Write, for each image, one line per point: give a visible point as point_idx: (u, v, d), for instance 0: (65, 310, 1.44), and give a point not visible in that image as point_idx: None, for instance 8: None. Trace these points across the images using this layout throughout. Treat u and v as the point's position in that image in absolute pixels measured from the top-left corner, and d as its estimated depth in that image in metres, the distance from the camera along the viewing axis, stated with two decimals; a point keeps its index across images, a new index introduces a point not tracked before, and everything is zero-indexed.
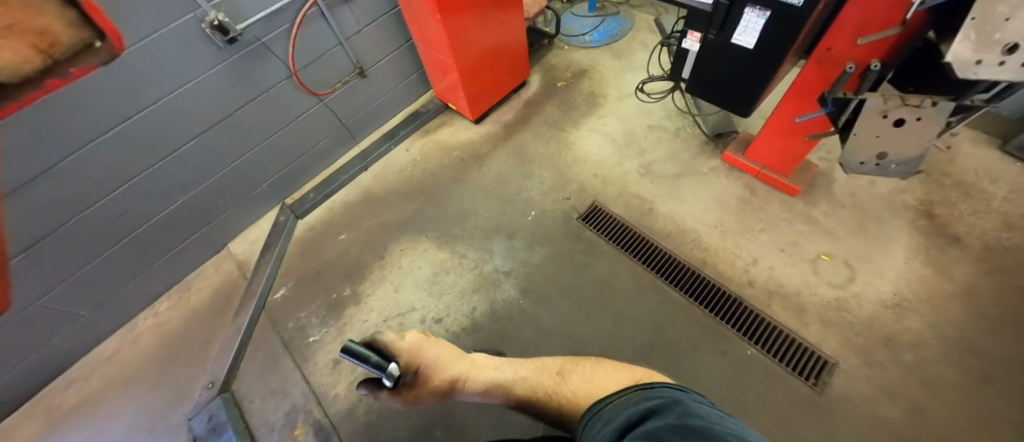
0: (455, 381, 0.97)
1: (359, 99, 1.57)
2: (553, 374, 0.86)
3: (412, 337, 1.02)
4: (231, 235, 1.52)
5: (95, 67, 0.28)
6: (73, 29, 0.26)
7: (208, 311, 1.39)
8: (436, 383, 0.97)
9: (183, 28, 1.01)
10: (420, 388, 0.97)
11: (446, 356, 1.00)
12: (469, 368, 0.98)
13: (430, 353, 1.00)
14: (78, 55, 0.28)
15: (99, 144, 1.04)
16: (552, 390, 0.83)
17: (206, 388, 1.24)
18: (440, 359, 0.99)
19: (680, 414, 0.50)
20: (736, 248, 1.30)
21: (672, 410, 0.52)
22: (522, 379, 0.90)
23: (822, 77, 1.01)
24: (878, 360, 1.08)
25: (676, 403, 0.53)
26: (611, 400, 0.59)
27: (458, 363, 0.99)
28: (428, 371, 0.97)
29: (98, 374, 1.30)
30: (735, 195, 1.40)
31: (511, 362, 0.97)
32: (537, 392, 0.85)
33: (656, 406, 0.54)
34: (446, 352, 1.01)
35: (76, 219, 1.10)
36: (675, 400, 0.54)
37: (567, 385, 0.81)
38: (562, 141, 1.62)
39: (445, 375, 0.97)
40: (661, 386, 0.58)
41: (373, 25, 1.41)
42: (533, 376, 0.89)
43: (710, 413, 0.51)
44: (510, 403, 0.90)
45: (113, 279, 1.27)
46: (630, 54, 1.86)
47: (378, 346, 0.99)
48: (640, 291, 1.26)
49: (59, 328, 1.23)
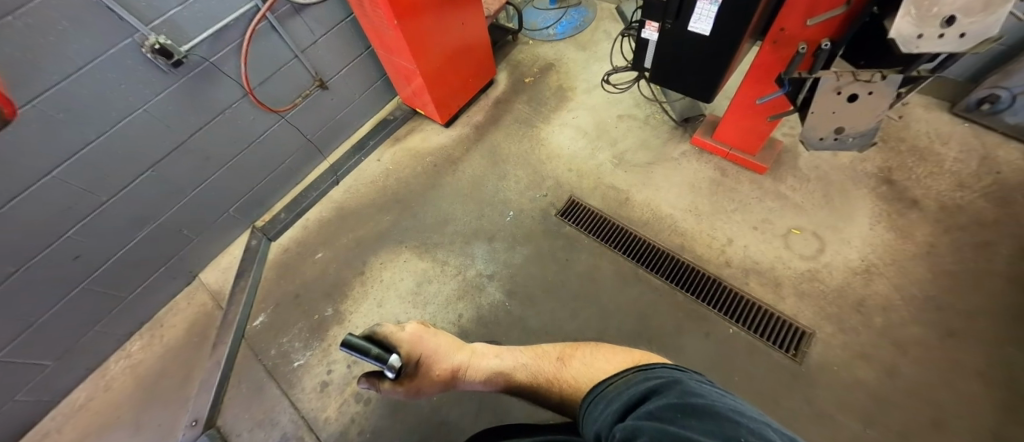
0: (457, 371, 0.91)
1: (322, 112, 1.52)
2: (554, 359, 0.78)
3: (412, 327, 0.95)
4: (201, 264, 1.46)
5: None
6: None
7: (185, 346, 1.34)
8: (437, 374, 0.90)
9: (121, 54, 0.96)
10: (420, 380, 0.89)
11: (447, 346, 0.94)
12: (471, 356, 0.91)
13: (431, 344, 0.93)
14: None
15: (41, 185, 0.98)
16: (552, 377, 0.74)
17: (189, 426, 1.19)
18: (441, 349, 0.93)
19: (681, 393, 0.45)
20: (712, 230, 1.33)
21: (672, 388, 0.47)
22: (523, 366, 0.82)
23: (779, 57, 1.04)
24: (850, 326, 1.13)
25: (676, 381, 0.49)
26: (611, 381, 0.56)
27: (459, 353, 0.93)
28: (429, 362, 0.90)
29: (71, 425, 1.24)
30: (706, 178, 1.43)
31: (513, 350, 0.90)
32: (538, 378, 0.77)
33: (656, 386, 0.49)
34: (447, 343, 0.95)
35: (26, 267, 1.04)
36: (675, 379, 0.50)
37: (567, 370, 0.73)
38: (534, 137, 1.61)
39: (446, 365, 0.91)
40: (661, 367, 0.54)
41: (329, 34, 1.37)
42: (534, 363, 0.81)
43: (710, 391, 0.46)
44: (510, 390, 0.82)
45: (74, 324, 1.21)
46: (594, 44, 1.86)
47: (376, 338, 0.92)
48: (623, 281, 1.28)
49: (22, 382, 1.16)
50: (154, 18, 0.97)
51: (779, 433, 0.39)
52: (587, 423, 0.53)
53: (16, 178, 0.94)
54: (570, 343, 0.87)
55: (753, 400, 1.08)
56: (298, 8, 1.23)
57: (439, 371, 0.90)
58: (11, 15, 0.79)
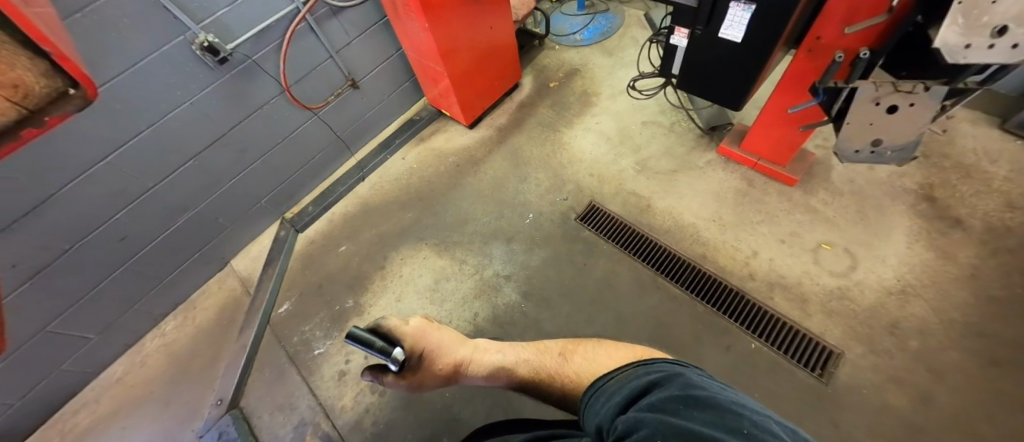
0: (459, 365, 0.92)
1: (352, 110, 1.57)
2: (556, 355, 0.77)
3: (417, 322, 0.96)
4: (232, 251, 1.52)
5: (71, 116, 0.29)
6: (48, 80, 0.27)
7: (215, 328, 1.40)
8: (439, 368, 0.92)
9: (173, 51, 1.02)
10: (422, 373, 0.91)
11: (451, 340, 0.96)
12: (474, 351, 0.92)
13: (434, 338, 0.95)
14: (53, 103, 0.28)
15: (95, 170, 1.05)
16: (554, 372, 0.73)
17: (215, 406, 1.25)
18: (444, 344, 0.94)
19: (682, 386, 0.45)
20: (736, 242, 1.29)
21: (673, 381, 0.47)
22: (525, 362, 0.82)
23: (814, 66, 1.01)
24: (883, 348, 1.08)
25: (677, 375, 0.48)
26: (612, 376, 0.55)
27: (461, 347, 0.94)
28: (433, 355, 0.92)
29: (108, 396, 1.31)
30: (732, 188, 1.40)
31: (516, 346, 0.91)
32: (539, 374, 0.76)
33: (657, 379, 0.49)
34: (451, 338, 0.97)
35: (77, 246, 1.11)
36: (675, 372, 0.50)
37: (569, 366, 0.71)
38: (557, 141, 1.62)
39: (449, 359, 0.93)
40: (662, 362, 0.54)
41: (362, 36, 1.42)
42: (535, 358, 0.81)
43: (711, 384, 0.46)
44: (511, 385, 0.82)
45: (117, 302, 1.28)
46: (621, 50, 1.86)
47: (381, 331, 0.94)
48: (641, 289, 1.26)
49: (68, 353, 1.24)
50: (205, 18, 1.03)
51: (780, 424, 0.39)
52: (588, 417, 0.53)
53: (75, 164, 1.01)
54: (575, 339, 0.87)
55: None
56: (336, 10, 1.29)
57: (441, 366, 0.92)
58: (80, 13, 0.86)
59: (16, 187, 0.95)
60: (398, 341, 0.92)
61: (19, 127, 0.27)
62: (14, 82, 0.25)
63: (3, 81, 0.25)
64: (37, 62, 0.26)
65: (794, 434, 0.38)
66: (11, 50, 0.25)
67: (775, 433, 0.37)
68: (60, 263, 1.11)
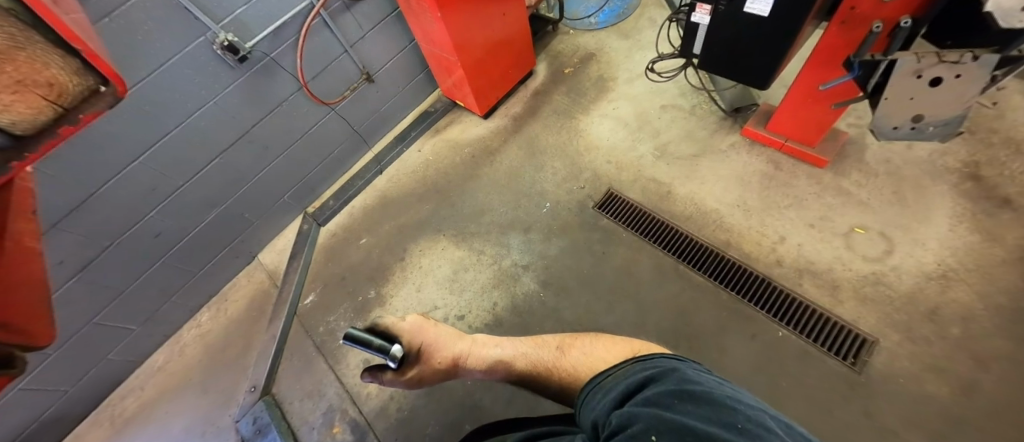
0: (458, 359, 0.90)
1: (368, 105, 1.58)
2: (553, 348, 0.76)
3: (413, 319, 0.97)
4: (260, 246, 1.57)
5: (103, 112, 0.29)
6: (79, 78, 0.27)
7: (245, 319, 1.46)
8: (437, 363, 0.90)
9: (195, 52, 1.05)
10: (421, 368, 0.90)
11: (448, 336, 0.95)
12: (471, 345, 0.91)
13: (432, 334, 0.94)
14: (85, 101, 0.28)
15: (129, 171, 1.10)
16: (550, 366, 0.72)
17: (249, 392, 1.30)
18: (442, 339, 0.93)
19: (679, 381, 0.44)
20: (762, 227, 1.25)
21: (670, 375, 0.46)
22: (523, 355, 0.80)
23: (847, 39, 0.95)
24: (921, 335, 1.03)
25: (674, 370, 0.48)
26: (610, 372, 0.54)
27: (459, 342, 0.93)
28: (429, 350, 0.91)
29: (151, 383, 1.39)
30: (758, 171, 1.34)
31: (515, 340, 0.89)
32: (537, 367, 0.75)
33: (653, 374, 0.48)
34: (448, 333, 0.95)
35: (115, 243, 1.17)
36: (672, 367, 0.49)
37: (566, 359, 0.71)
38: (573, 129, 1.59)
39: (448, 353, 0.91)
40: (660, 358, 0.53)
41: (375, 29, 1.42)
42: (533, 351, 0.79)
43: (708, 380, 0.45)
44: (510, 378, 0.80)
45: (155, 296, 1.35)
46: (638, 32, 1.80)
47: (379, 329, 0.96)
48: (662, 277, 1.24)
49: (114, 343, 1.32)
50: (223, 17, 1.06)
51: (776, 419, 0.38)
52: (585, 412, 0.52)
53: (109, 166, 1.06)
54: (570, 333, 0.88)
55: (804, 411, 1.01)
56: (349, 4, 1.30)
57: (438, 361, 0.90)
58: (107, 17, 0.89)
59: (57, 188, 1.01)
60: (396, 339, 0.92)
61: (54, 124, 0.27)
62: (51, 82, 0.25)
63: (39, 80, 0.25)
64: (68, 60, 0.26)
65: (790, 430, 0.38)
66: (45, 50, 0.25)
67: (771, 429, 0.36)
68: (103, 259, 1.17)
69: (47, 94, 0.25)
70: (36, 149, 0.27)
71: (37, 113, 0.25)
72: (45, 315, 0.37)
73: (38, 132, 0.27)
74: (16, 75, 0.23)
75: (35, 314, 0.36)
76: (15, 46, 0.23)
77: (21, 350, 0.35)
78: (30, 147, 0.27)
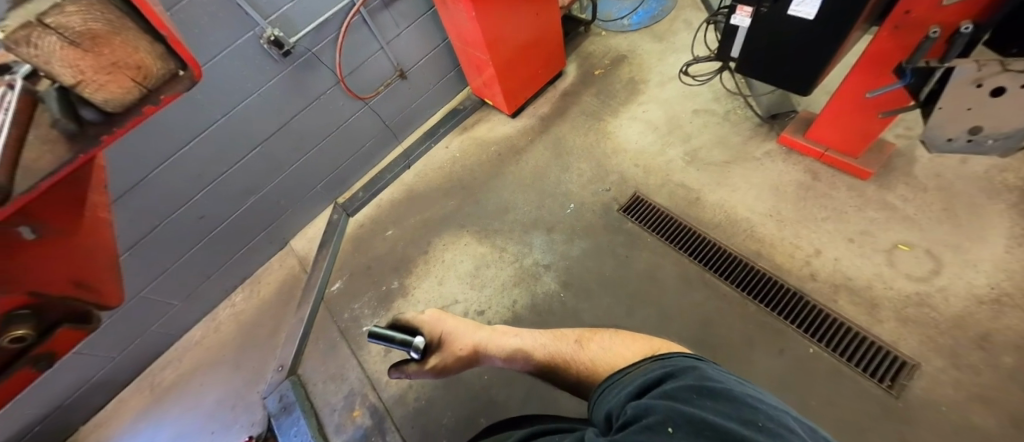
0: (477, 349, 0.89)
1: (400, 101, 1.62)
2: (572, 341, 0.74)
3: (432, 311, 0.99)
4: (291, 232, 1.64)
5: (182, 95, 0.31)
6: (162, 62, 0.29)
7: (276, 301, 1.53)
8: (458, 351, 0.91)
9: (244, 46, 1.11)
10: (443, 357, 0.92)
11: (467, 326, 0.94)
12: (491, 334, 0.89)
13: (450, 324, 0.95)
14: (166, 84, 0.30)
15: (180, 155, 1.17)
16: (569, 358, 0.71)
17: (276, 371, 1.36)
18: (461, 328, 0.94)
19: (697, 377, 0.44)
20: (796, 239, 1.20)
21: (689, 372, 0.45)
22: (541, 346, 0.78)
23: (899, 45, 0.90)
24: (968, 362, 0.96)
25: (694, 367, 0.47)
26: (628, 370, 0.53)
27: (478, 332, 0.91)
28: (449, 340, 0.92)
29: (188, 356, 1.48)
30: (795, 181, 1.29)
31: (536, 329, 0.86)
32: (555, 358, 0.74)
33: (671, 371, 0.47)
34: (466, 324, 0.95)
35: (164, 222, 1.25)
36: (692, 365, 0.48)
37: (585, 353, 0.69)
38: (601, 130, 1.57)
39: (468, 342, 0.91)
40: (679, 356, 0.52)
41: (411, 27, 1.46)
42: (552, 343, 0.77)
43: (729, 378, 0.44)
44: (529, 369, 0.78)
45: (196, 274, 1.43)
46: (672, 34, 1.76)
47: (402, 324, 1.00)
48: (687, 284, 1.21)
49: (157, 316, 1.41)
50: (271, 13, 1.12)
51: (799, 421, 0.38)
52: (599, 405, 0.52)
53: (162, 150, 1.14)
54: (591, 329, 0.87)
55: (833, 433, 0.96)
56: (387, 2, 1.34)
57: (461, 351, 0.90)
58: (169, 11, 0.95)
59: (117, 169, 1.09)
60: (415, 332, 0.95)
61: (140, 104, 0.30)
62: (139, 65, 0.28)
63: (129, 63, 0.27)
64: (155, 46, 0.28)
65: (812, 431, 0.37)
66: (136, 36, 0.27)
67: (793, 429, 0.36)
68: (152, 237, 1.26)
69: (134, 75, 0.28)
70: (123, 125, 0.30)
71: (126, 93, 0.28)
72: (115, 277, 0.42)
73: (125, 110, 0.30)
74: (110, 57, 0.26)
75: (106, 276, 0.40)
76: (112, 30, 0.26)
77: (97, 308, 0.41)
78: (118, 123, 0.30)
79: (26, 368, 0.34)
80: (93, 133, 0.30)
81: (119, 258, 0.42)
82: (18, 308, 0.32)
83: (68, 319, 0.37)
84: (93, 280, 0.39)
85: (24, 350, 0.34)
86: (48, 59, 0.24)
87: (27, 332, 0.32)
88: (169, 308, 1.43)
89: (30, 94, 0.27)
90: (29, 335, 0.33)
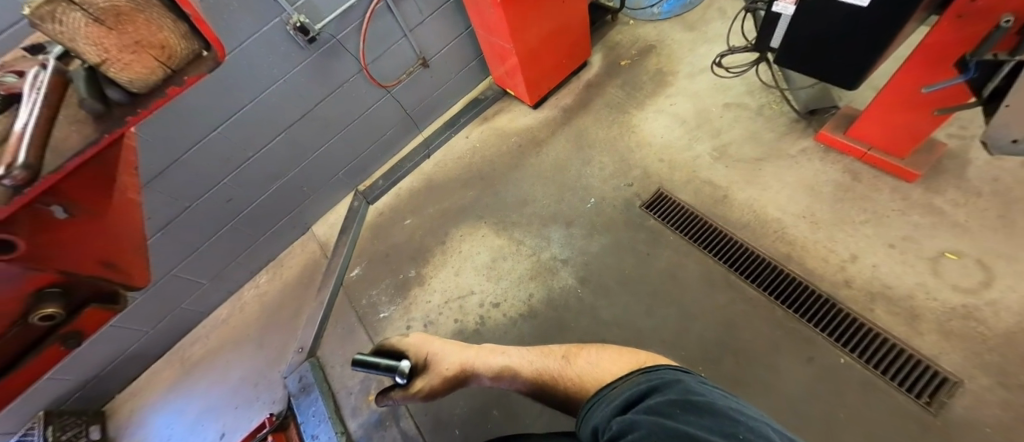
0: (464, 369, 0.86)
1: (422, 90, 1.61)
2: (559, 357, 0.72)
3: (416, 335, 0.97)
4: (313, 218, 1.67)
5: (205, 76, 0.31)
6: (186, 41, 0.28)
7: (298, 285, 1.56)
8: (445, 373, 0.87)
9: (271, 32, 1.12)
10: (429, 380, 0.89)
11: (452, 347, 0.91)
12: (477, 354, 0.86)
13: (436, 347, 0.93)
14: (191, 64, 0.30)
15: (209, 140, 1.20)
16: (556, 374, 0.70)
17: (296, 353, 1.40)
18: (446, 349, 0.91)
19: (682, 391, 0.46)
20: (830, 242, 1.14)
21: (674, 386, 0.47)
22: (527, 363, 0.77)
23: (961, 36, 0.83)
24: (1018, 381, 0.90)
25: (676, 380, 0.49)
26: (614, 383, 0.53)
27: (464, 350, 0.89)
28: (434, 362, 0.90)
29: (215, 333, 1.53)
30: (832, 180, 1.22)
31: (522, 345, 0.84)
32: (543, 376, 0.72)
33: (657, 384, 0.49)
34: (451, 345, 0.92)
35: (193, 205, 1.29)
36: (676, 378, 0.50)
37: (572, 369, 0.67)
38: (625, 123, 1.53)
39: (453, 363, 0.88)
40: (665, 368, 0.53)
41: (434, 15, 1.44)
42: (538, 360, 0.75)
43: (711, 391, 0.46)
44: (518, 388, 0.76)
45: (223, 256, 1.47)
46: (704, 24, 1.68)
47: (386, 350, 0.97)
48: (710, 286, 1.17)
49: (186, 294, 1.46)
50: None
51: (776, 431, 0.41)
52: (585, 420, 0.53)
53: (191, 134, 1.16)
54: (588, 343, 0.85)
55: None
56: None
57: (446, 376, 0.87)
58: None
59: (149, 151, 1.12)
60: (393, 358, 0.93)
61: (164, 84, 0.30)
62: (162, 44, 0.27)
63: (153, 42, 0.27)
64: (179, 25, 0.27)
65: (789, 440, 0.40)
66: (160, 13, 0.26)
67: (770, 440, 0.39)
68: (182, 218, 1.29)
69: (158, 55, 0.27)
70: (147, 106, 0.30)
71: (150, 73, 0.28)
72: (142, 257, 0.41)
73: (149, 91, 0.29)
74: (134, 35, 0.26)
75: (134, 257, 0.40)
76: (137, 8, 0.25)
77: (124, 288, 0.40)
78: (142, 104, 0.30)
79: (54, 344, 0.35)
80: (118, 113, 0.30)
81: (147, 241, 0.42)
82: (48, 286, 0.32)
83: (96, 298, 0.37)
84: (120, 260, 0.38)
85: (53, 328, 0.34)
86: (73, 35, 0.24)
87: (57, 310, 0.32)
88: (198, 286, 1.48)
89: (61, 74, 0.29)
90: (58, 313, 0.33)
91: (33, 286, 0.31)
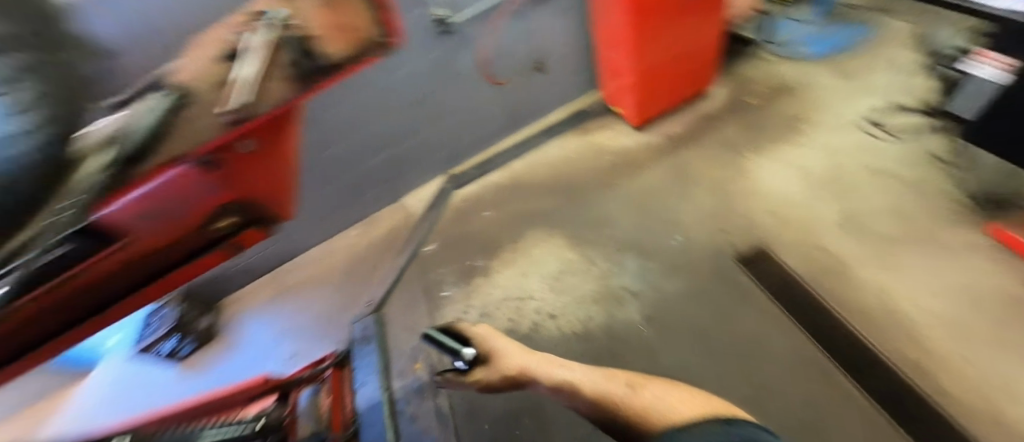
0: (523, 372, 0.84)
1: (531, 92, 1.66)
2: (624, 385, 0.70)
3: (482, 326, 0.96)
4: (404, 192, 1.77)
5: (378, 53, 0.48)
6: (374, 30, 0.47)
7: (378, 248, 1.69)
8: (505, 371, 0.86)
9: (415, 17, 1.27)
10: (488, 372, 0.87)
11: (516, 348, 0.89)
12: (539, 361, 0.84)
13: (499, 344, 0.91)
14: (375, 42, 0.47)
15: (342, 103, 1.35)
16: (619, 399, 0.67)
17: (366, 305, 1.55)
18: (510, 348, 0.89)
19: None
20: (967, 360, 1.00)
21: None
22: (591, 382, 0.74)
23: None
24: None
25: None
26: (686, 427, 0.49)
27: (527, 355, 0.87)
28: (497, 357, 0.88)
29: (301, 274, 1.71)
30: (1000, 289, 1.07)
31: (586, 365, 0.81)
32: (601, 397, 0.70)
33: None
34: (515, 346, 0.89)
35: (311, 158, 1.44)
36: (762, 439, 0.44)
37: (636, 397, 0.66)
38: (739, 166, 1.41)
39: (515, 363, 0.86)
40: (748, 425, 0.47)
41: (561, 20, 1.50)
42: (600, 383, 0.73)
43: None
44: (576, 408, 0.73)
45: (322, 208, 1.63)
46: (868, 72, 1.52)
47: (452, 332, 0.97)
48: (804, 365, 1.05)
49: (286, 232, 1.65)
50: None
51: None
52: None
53: (329, 94, 1.31)
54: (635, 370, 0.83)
55: None
56: None
57: (501, 375, 0.87)
58: None
59: None
60: (457, 343, 0.92)
61: (350, 57, 0.47)
62: None
63: None
64: None
65: None
66: None
67: None
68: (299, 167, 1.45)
69: None
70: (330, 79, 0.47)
71: None
72: (288, 202, 0.58)
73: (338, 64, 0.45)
74: None
75: (284, 197, 0.57)
76: None
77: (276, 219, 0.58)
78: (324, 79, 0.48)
79: (225, 247, 0.52)
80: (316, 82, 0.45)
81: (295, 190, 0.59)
82: (228, 204, 0.50)
83: (254, 223, 0.54)
84: (272, 200, 0.55)
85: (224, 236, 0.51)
86: None
87: (227, 222, 0.51)
88: (296, 229, 1.65)
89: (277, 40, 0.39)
90: (227, 224, 0.51)
91: (220, 203, 0.48)
